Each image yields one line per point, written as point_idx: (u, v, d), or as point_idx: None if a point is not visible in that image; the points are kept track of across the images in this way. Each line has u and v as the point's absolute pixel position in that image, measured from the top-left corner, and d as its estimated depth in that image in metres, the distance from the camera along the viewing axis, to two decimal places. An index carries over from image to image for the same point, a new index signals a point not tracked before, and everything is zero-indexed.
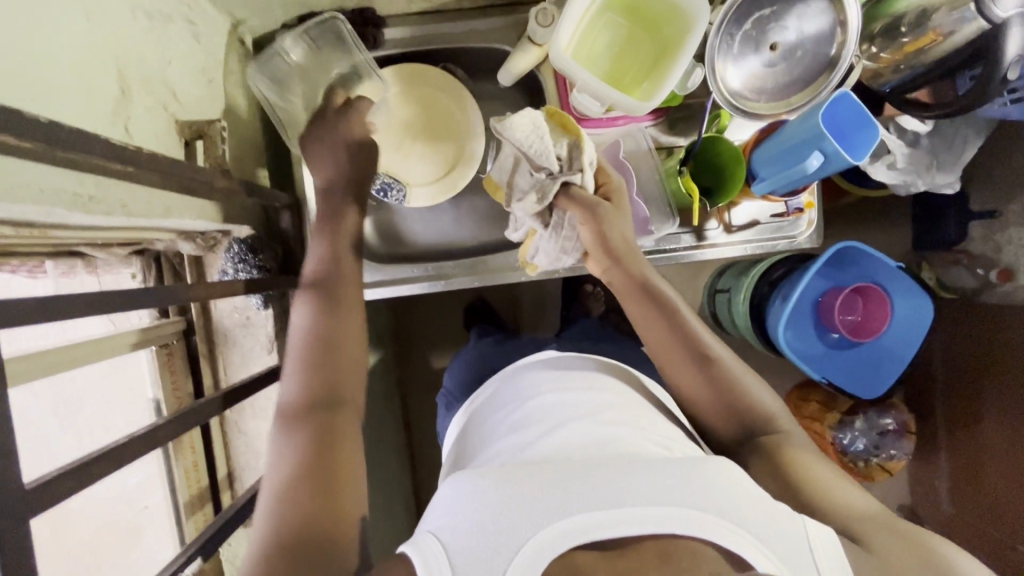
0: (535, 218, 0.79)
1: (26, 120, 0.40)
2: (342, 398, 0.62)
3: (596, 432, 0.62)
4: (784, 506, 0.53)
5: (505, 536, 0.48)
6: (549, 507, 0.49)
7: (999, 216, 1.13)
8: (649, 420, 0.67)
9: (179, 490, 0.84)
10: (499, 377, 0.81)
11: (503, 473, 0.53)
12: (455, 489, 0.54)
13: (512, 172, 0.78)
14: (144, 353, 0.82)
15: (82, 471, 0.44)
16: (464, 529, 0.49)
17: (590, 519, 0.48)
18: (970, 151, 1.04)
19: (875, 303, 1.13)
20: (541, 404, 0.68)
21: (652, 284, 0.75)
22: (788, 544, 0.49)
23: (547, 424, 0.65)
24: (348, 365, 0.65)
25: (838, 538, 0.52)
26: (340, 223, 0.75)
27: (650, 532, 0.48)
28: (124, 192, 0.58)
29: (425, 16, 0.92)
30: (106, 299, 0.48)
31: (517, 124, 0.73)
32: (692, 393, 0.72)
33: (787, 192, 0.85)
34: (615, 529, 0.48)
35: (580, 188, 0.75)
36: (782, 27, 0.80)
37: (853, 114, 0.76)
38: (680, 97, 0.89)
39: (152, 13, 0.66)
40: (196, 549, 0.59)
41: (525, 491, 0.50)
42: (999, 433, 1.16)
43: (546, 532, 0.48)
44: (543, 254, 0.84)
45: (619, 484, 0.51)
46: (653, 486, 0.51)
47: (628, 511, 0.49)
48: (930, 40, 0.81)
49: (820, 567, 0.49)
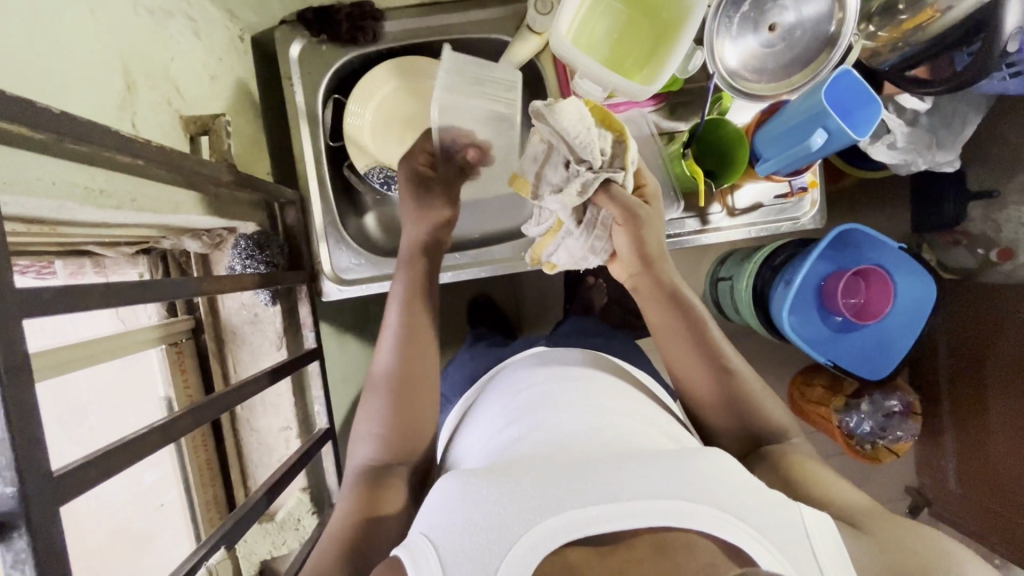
0: (569, 214, 0.72)
1: (40, 111, 0.40)
2: (415, 381, 0.72)
3: (591, 420, 0.61)
4: (781, 496, 0.52)
5: (497, 534, 0.47)
6: (544, 503, 0.48)
7: (998, 194, 1.13)
8: (645, 408, 0.69)
9: (195, 488, 0.89)
10: (506, 372, 0.81)
11: (493, 473, 0.52)
12: (444, 490, 0.53)
13: (543, 162, 0.71)
14: (156, 352, 0.86)
15: (106, 460, 0.44)
16: (454, 530, 0.48)
17: (582, 514, 0.47)
18: (970, 128, 1.03)
19: (878, 285, 1.13)
20: (536, 396, 0.68)
21: (678, 292, 0.76)
22: (787, 534, 0.48)
23: (545, 413, 0.63)
24: (426, 355, 0.75)
25: (835, 527, 0.51)
26: (430, 208, 0.82)
27: (646, 525, 0.47)
28: (135, 187, 0.58)
29: (423, 7, 0.91)
30: (121, 290, 0.48)
31: (565, 110, 0.63)
32: (696, 391, 0.73)
33: (791, 171, 0.85)
34: (610, 523, 0.47)
35: (621, 187, 0.70)
36: (781, 7, 0.79)
37: (854, 92, 0.76)
38: (680, 81, 0.89)
39: (153, 9, 0.66)
40: (218, 539, 0.59)
41: (518, 488, 0.49)
42: (1004, 412, 1.16)
43: (540, 528, 0.47)
44: (565, 251, 0.78)
45: (612, 479, 0.50)
46: (651, 480, 0.50)
47: (621, 506, 0.47)
48: (928, 16, 0.83)
49: (824, 566, 0.47)
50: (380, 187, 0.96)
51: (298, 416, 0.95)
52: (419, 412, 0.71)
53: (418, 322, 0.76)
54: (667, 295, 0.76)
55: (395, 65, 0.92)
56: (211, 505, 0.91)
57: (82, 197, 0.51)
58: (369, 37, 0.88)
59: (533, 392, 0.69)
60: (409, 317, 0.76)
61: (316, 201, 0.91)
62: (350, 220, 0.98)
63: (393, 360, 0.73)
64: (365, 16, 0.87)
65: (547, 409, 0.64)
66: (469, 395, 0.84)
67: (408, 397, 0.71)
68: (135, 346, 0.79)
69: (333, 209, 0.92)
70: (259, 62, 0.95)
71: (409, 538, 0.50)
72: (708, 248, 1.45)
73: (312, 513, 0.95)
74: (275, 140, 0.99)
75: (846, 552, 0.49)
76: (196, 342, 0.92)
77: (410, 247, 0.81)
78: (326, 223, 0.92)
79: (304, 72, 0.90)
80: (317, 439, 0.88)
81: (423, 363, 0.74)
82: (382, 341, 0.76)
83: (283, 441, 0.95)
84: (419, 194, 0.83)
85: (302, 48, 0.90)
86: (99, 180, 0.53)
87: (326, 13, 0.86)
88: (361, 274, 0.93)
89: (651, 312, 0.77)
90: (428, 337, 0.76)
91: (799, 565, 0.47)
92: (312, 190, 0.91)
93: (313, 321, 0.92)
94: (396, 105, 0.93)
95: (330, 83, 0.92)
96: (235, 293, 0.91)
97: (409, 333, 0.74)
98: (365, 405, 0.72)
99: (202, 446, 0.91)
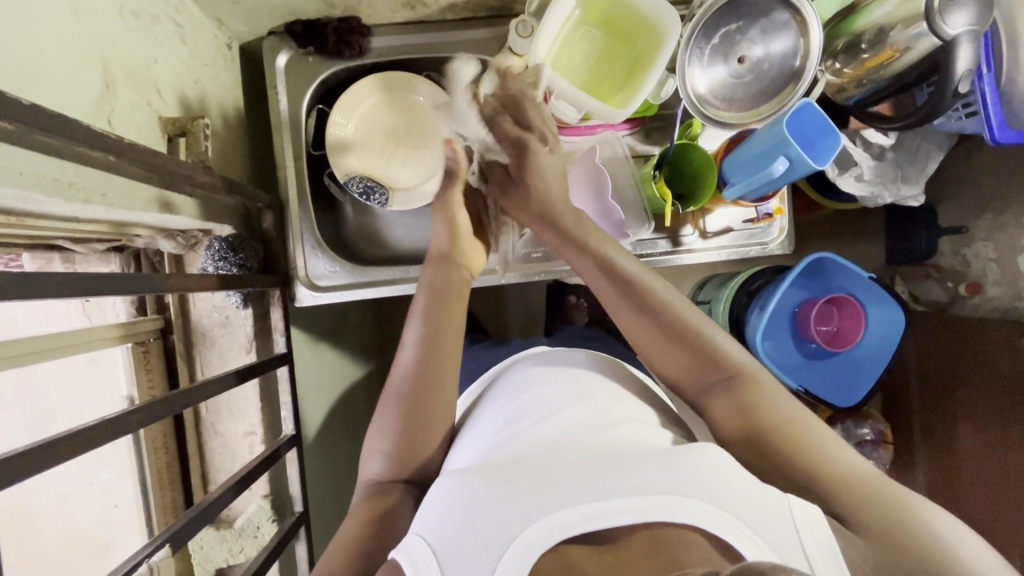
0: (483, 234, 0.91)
1: (13, 103, 0.41)
2: (429, 387, 0.71)
3: (580, 423, 0.62)
4: (771, 488, 0.53)
5: (494, 533, 0.48)
6: (539, 503, 0.49)
7: (967, 231, 1.18)
8: (640, 406, 0.69)
9: (152, 491, 0.88)
10: (501, 366, 0.82)
11: (490, 471, 0.53)
12: (437, 494, 0.53)
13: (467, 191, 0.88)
14: (120, 350, 0.85)
15: (52, 449, 0.44)
16: (453, 532, 0.49)
17: (578, 512, 0.48)
18: (931, 164, 1.09)
19: (849, 315, 1.16)
20: (524, 398, 0.68)
21: (630, 279, 0.73)
22: (776, 529, 0.48)
23: (539, 413, 0.64)
24: (449, 360, 0.73)
25: (826, 520, 0.50)
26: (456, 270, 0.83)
27: (641, 522, 0.48)
28: (107, 183, 0.60)
29: (410, 26, 0.94)
30: (77, 281, 0.48)
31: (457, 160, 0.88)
32: (658, 358, 0.71)
33: (757, 197, 0.89)
34: (607, 520, 0.48)
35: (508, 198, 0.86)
36: (749, 41, 0.83)
37: (816, 124, 0.80)
38: (654, 106, 0.92)
39: (138, 14, 0.68)
40: (166, 537, 0.58)
41: (515, 488, 0.50)
42: (971, 443, 1.16)
43: (538, 528, 0.48)
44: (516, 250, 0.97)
45: (606, 477, 0.51)
46: (642, 478, 0.51)
47: (614, 503, 0.49)
48: (889, 56, 0.85)
49: (815, 567, 0.47)
50: (361, 197, 0.94)
51: (263, 421, 0.94)
52: (433, 424, 0.71)
53: (438, 339, 0.74)
54: (598, 267, 0.75)
55: (380, 79, 0.94)
56: (168, 509, 0.90)
57: (50, 189, 0.52)
58: (355, 51, 0.91)
59: (526, 390, 0.70)
60: (428, 330, 0.74)
61: (294, 206, 0.92)
62: (328, 228, 0.99)
63: (406, 380, 0.72)
64: (352, 30, 0.89)
65: (535, 413, 0.64)
66: (484, 378, 0.82)
67: (422, 405, 0.70)
68: (100, 342, 0.78)
69: (311, 215, 0.93)
70: (246, 71, 0.97)
71: (405, 541, 0.50)
72: (686, 272, 1.47)
73: (272, 522, 0.94)
74: (257, 147, 1.00)
75: (838, 548, 0.49)
76: (165, 343, 0.92)
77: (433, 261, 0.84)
78: (303, 229, 0.93)
79: (289, 82, 0.92)
80: (280, 444, 0.87)
81: (439, 381, 0.72)
82: (400, 358, 0.75)
83: (248, 447, 0.94)
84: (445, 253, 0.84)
85: (289, 58, 0.91)
86: (69, 173, 0.54)
87: (312, 27, 0.88)
88: (336, 281, 0.94)
89: (601, 294, 0.75)
90: (446, 353, 0.73)
91: (778, 547, 0.48)
92: (290, 195, 0.92)
93: (284, 326, 0.93)
94: (380, 119, 0.96)
95: (315, 94, 0.94)
96: (208, 295, 0.91)
97: (425, 350, 0.73)
98: (376, 416, 0.72)
99: (163, 449, 0.91)
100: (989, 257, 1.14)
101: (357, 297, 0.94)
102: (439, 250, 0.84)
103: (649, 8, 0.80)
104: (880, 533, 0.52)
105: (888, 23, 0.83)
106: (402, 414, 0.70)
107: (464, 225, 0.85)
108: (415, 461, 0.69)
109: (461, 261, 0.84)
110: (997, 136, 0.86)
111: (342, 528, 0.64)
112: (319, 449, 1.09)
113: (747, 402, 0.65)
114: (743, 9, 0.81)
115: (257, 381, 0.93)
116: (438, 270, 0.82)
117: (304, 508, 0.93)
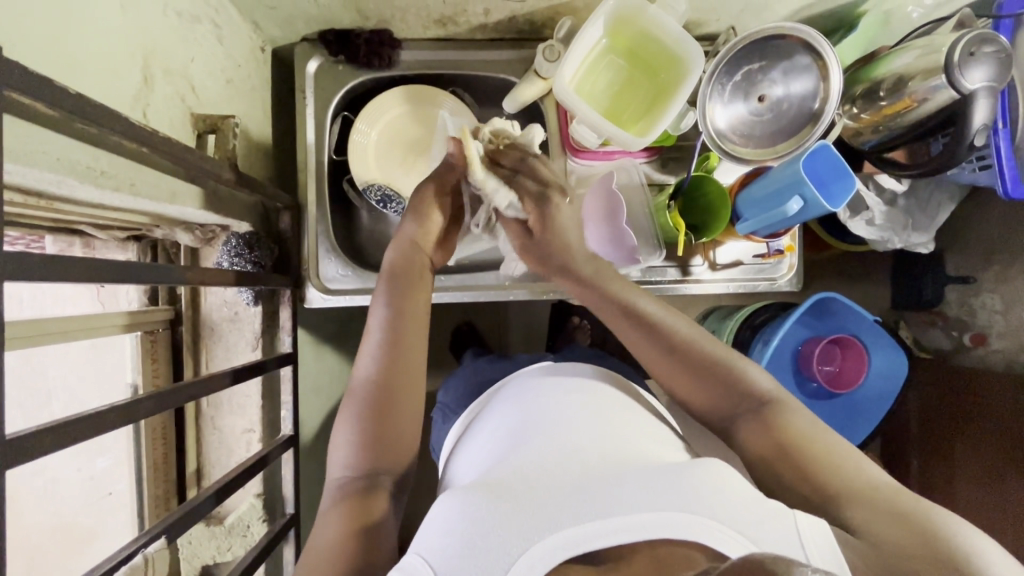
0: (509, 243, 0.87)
1: (57, 90, 0.42)
2: (396, 375, 0.70)
3: (579, 440, 0.61)
4: (775, 503, 0.53)
5: (496, 555, 0.48)
6: (540, 524, 0.49)
7: (975, 281, 1.18)
8: (641, 423, 0.68)
9: (146, 481, 0.88)
10: (498, 387, 0.80)
11: (492, 490, 0.53)
12: (439, 512, 0.54)
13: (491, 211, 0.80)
14: (128, 338, 0.86)
15: (60, 432, 0.45)
16: (453, 554, 0.49)
17: (580, 530, 0.48)
18: (942, 214, 1.10)
19: (852, 356, 1.14)
20: (526, 410, 0.68)
21: (647, 316, 0.74)
22: (778, 542, 0.49)
23: (540, 423, 0.64)
24: (416, 344, 0.73)
25: (829, 529, 0.51)
26: (417, 263, 0.78)
27: (644, 539, 0.48)
28: (136, 173, 0.61)
29: (437, 42, 0.96)
30: (100, 267, 0.49)
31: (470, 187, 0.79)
32: (686, 396, 0.71)
33: (769, 234, 0.90)
34: (609, 539, 0.48)
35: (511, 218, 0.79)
36: (770, 80, 0.85)
37: (831, 166, 0.81)
38: (672, 137, 0.94)
39: (181, 13, 0.70)
40: (161, 529, 0.58)
41: (517, 509, 0.50)
42: (971, 495, 1.14)
43: (539, 547, 0.48)
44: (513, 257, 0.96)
45: (606, 496, 0.51)
46: (645, 494, 0.51)
47: (616, 520, 0.49)
48: (905, 105, 0.86)
49: (811, 556, 0.48)
50: (378, 204, 0.96)
51: (262, 421, 0.94)
52: (406, 426, 0.70)
53: (405, 323, 0.74)
54: (620, 308, 0.75)
55: (405, 92, 0.96)
56: (160, 501, 0.89)
57: (82, 175, 0.54)
58: (385, 63, 0.93)
59: (530, 402, 0.69)
60: (396, 315, 0.74)
61: (311, 208, 0.94)
62: (343, 232, 1.01)
63: (376, 366, 0.71)
64: (383, 43, 0.91)
65: (539, 425, 0.64)
66: (481, 396, 0.80)
67: (393, 396, 0.69)
68: (100, 330, 0.78)
69: (327, 217, 0.95)
70: (276, 73, 0.99)
71: (407, 561, 0.50)
72: (692, 303, 1.48)
73: (263, 522, 0.94)
74: (280, 149, 1.02)
75: (843, 559, 0.49)
76: (172, 334, 0.92)
77: (400, 245, 0.78)
78: (319, 231, 0.94)
79: (318, 88, 0.94)
80: (279, 443, 0.87)
81: (409, 379, 0.71)
82: (365, 344, 0.74)
83: (244, 444, 0.94)
84: (413, 245, 0.78)
85: (319, 65, 0.94)
86: (101, 161, 0.56)
87: (342, 35, 0.90)
88: (346, 285, 0.95)
89: (634, 345, 0.74)
90: (414, 339, 0.73)
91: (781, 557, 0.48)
92: (308, 198, 0.94)
93: (292, 326, 0.92)
94: (401, 130, 0.97)
95: (340, 101, 0.96)
96: (219, 289, 0.92)
97: (393, 336, 0.72)
98: (342, 413, 0.70)
99: (160, 439, 0.90)
100: (995, 309, 1.14)
101: (363, 303, 0.94)
102: (408, 239, 0.79)
103: (676, 42, 0.81)
104: (890, 544, 0.52)
105: (907, 73, 0.84)
106: (372, 404, 0.69)
107: (437, 221, 0.80)
108: (399, 473, 0.69)
109: (430, 252, 0.80)
110: (1010, 191, 0.87)
111: (320, 539, 0.62)
112: (314, 452, 1.09)
113: (772, 425, 0.65)
114: (766, 49, 0.83)
115: (260, 379, 0.93)
116: (406, 256, 0.77)
117: (294, 510, 0.92)
